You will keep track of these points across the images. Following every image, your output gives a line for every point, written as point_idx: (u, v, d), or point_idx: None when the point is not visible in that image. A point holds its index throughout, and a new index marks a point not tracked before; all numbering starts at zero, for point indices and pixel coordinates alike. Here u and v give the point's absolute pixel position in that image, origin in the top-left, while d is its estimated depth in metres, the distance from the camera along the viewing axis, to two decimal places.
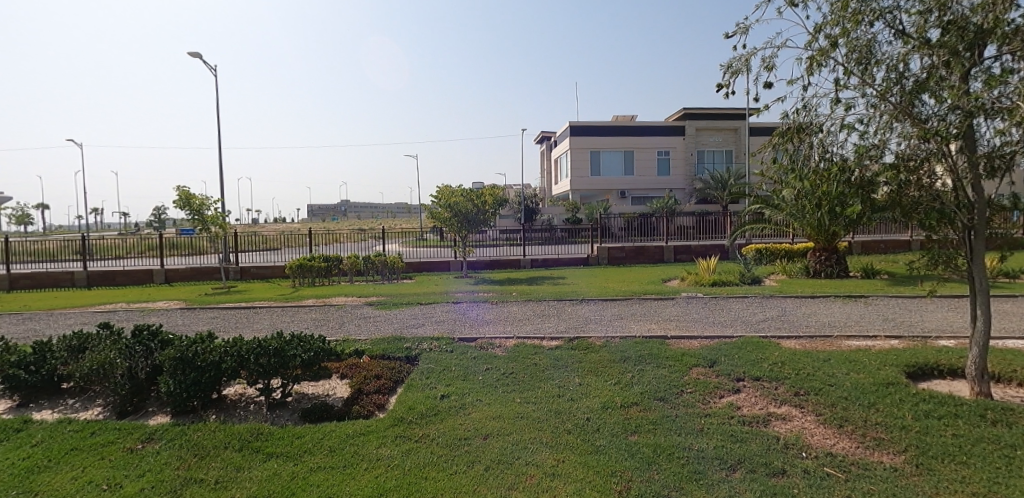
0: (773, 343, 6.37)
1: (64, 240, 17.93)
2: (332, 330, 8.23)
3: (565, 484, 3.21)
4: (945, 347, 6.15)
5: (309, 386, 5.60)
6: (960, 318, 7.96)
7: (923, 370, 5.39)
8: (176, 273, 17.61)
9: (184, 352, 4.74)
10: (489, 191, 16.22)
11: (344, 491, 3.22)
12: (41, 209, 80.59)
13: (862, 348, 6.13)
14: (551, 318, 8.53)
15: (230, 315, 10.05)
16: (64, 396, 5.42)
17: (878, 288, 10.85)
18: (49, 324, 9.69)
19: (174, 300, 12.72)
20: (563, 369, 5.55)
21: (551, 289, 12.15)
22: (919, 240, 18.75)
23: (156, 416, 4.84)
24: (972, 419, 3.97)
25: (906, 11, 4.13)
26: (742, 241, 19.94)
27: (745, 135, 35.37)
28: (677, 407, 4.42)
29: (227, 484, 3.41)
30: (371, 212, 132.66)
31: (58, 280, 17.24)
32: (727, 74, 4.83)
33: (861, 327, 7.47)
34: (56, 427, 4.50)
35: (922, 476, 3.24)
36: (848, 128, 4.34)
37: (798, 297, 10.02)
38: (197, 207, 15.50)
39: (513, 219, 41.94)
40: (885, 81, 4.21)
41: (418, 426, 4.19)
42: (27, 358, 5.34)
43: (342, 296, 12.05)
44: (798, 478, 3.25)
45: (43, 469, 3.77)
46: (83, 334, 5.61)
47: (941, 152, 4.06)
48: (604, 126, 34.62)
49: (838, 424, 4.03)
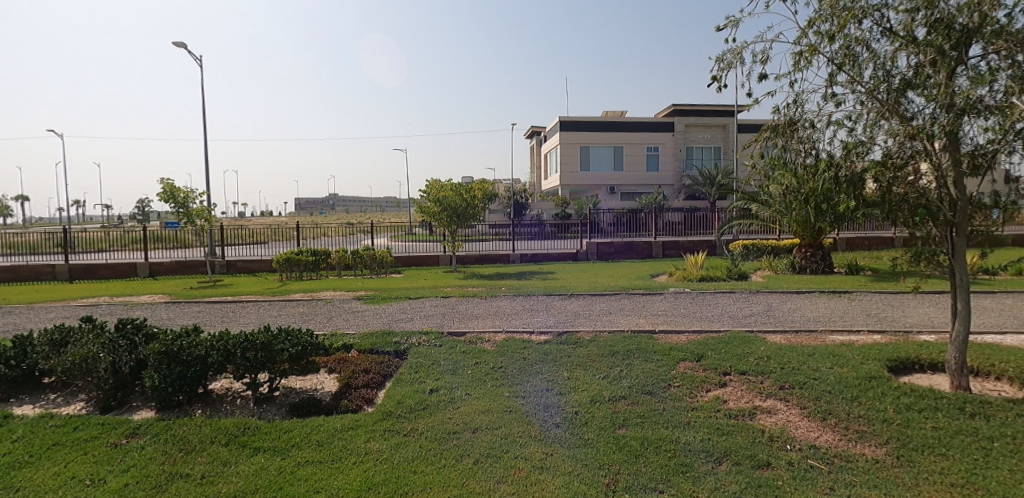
0: (760, 338, 6.45)
1: (45, 233, 17.57)
2: (320, 324, 8.20)
3: (554, 477, 3.24)
4: (926, 341, 6.28)
5: (297, 380, 5.56)
6: (941, 314, 8.13)
7: (904, 365, 5.50)
8: (161, 266, 17.40)
9: (169, 346, 4.67)
10: (478, 185, 16.06)
11: (332, 486, 3.22)
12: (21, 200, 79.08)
13: (846, 343, 6.23)
14: (541, 312, 8.56)
15: (218, 309, 9.95)
16: (46, 390, 5.33)
17: (862, 284, 11.07)
18: (30, 318, 9.50)
19: (159, 293, 12.51)
20: (551, 363, 5.56)
21: (541, 284, 12.18)
22: (901, 236, 19.10)
23: (141, 410, 4.78)
24: (951, 412, 4.07)
25: (894, 9, 4.17)
26: (730, 237, 20.09)
27: (733, 132, 35.69)
28: (664, 400, 4.47)
29: (214, 478, 3.39)
30: (360, 206, 131.60)
31: (38, 273, 16.84)
32: (720, 67, 4.86)
33: (845, 322, 7.62)
34: (37, 422, 4.42)
35: (902, 468, 3.32)
36: (837, 124, 4.40)
37: (784, 293, 10.18)
38: (182, 200, 15.27)
39: (502, 215, 41.91)
40: (874, 78, 4.24)
41: (406, 420, 4.19)
42: (7, 352, 5.23)
43: (331, 290, 11.99)
44: (782, 471, 3.30)
45: (25, 464, 3.70)
46: (66, 328, 5.50)
47: (926, 150, 4.15)
48: (593, 121, 34.75)
49: (822, 417, 4.10)
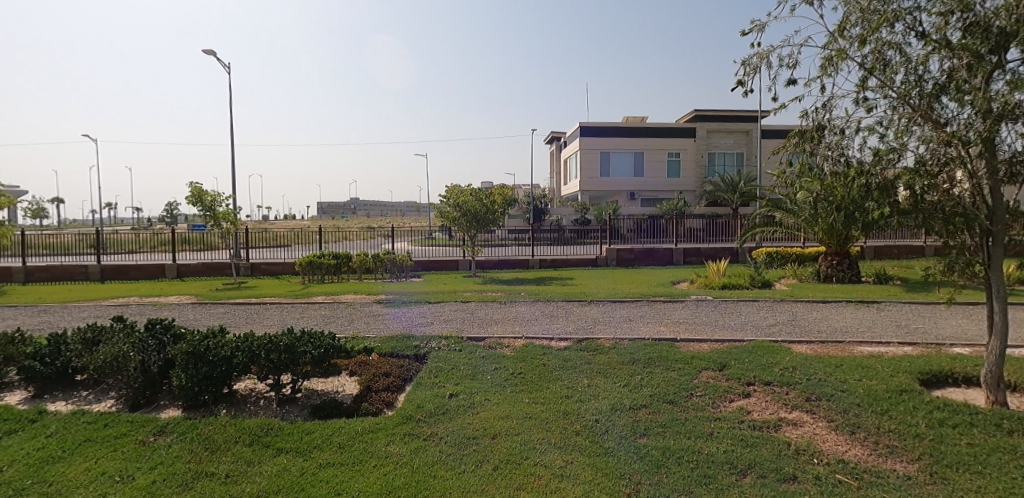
0: (784, 348, 6.31)
1: (79, 234, 18.20)
2: (342, 327, 8.30)
3: (575, 486, 3.21)
4: (960, 355, 6.07)
5: (319, 382, 5.63)
6: (976, 326, 7.85)
7: (936, 378, 5.31)
8: (189, 268, 17.86)
9: (196, 346, 4.79)
10: (497, 190, 16.13)
11: (353, 488, 3.25)
12: (58, 203, 82.43)
13: (875, 355, 6.06)
14: (560, 318, 8.51)
15: (242, 310, 10.15)
16: (78, 387, 5.50)
17: (892, 294, 10.75)
18: (64, 316, 9.83)
19: (186, 294, 12.83)
20: (571, 370, 5.53)
21: (561, 290, 12.11)
22: (932, 245, 18.55)
23: (168, 409, 4.90)
24: (987, 428, 3.91)
25: (927, 12, 4.06)
26: (753, 244, 19.74)
27: (756, 138, 35.16)
28: (687, 410, 4.40)
29: (237, 478, 3.44)
30: (380, 210, 133.44)
31: (71, 273, 17.44)
32: (745, 71, 4.80)
33: (874, 332, 7.40)
34: (70, 418, 4.56)
35: (936, 485, 3.20)
36: (867, 130, 4.30)
37: (811, 302, 9.94)
38: (209, 204, 15.69)
39: (522, 220, 41.97)
40: (905, 83, 4.14)
41: (426, 424, 4.21)
42: (43, 350, 5.43)
43: (351, 293, 12.11)
44: (809, 485, 3.22)
45: (58, 459, 3.83)
46: (98, 327, 5.69)
47: (961, 157, 4.02)
48: (613, 127, 34.58)
49: (850, 431, 3.99)
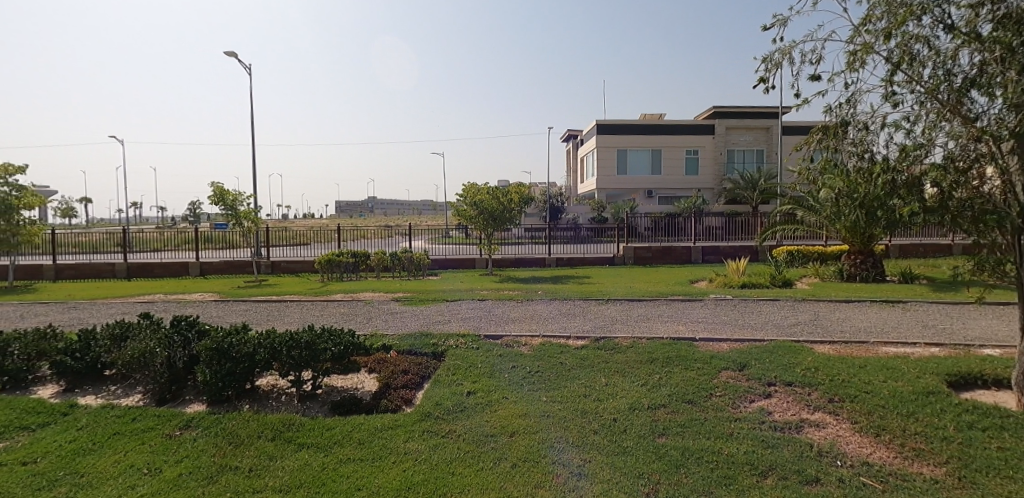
0: (807, 348, 6.20)
1: (106, 233, 18.71)
2: (360, 325, 8.40)
3: (593, 485, 3.20)
4: (990, 356, 5.89)
5: (339, 379, 5.71)
6: (1007, 326, 7.61)
7: (965, 380, 5.17)
8: (211, 266, 18.22)
9: (220, 343, 4.90)
10: (514, 189, 16.13)
11: (373, 483, 3.29)
12: (86, 202, 84.89)
13: (901, 356, 5.92)
14: (577, 317, 8.48)
15: (263, 308, 10.33)
16: (107, 382, 5.67)
17: (919, 294, 10.48)
18: (93, 313, 10.12)
19: (208, 292, 13.10)
20: (589, 369, 5.51)
21: (578, 289, 12.06)
22: (960, 244, 18.04)
23: (193, 404, 5.02)
24: (1020, 432, 3.79)
25: (956, 4, 3.96)
26: (774, 242, 19.40)
27: (776, 134, 34.56)
28: (707, 410, 4.35)
29: (261, 472, 3.51)
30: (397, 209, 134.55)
31: (99, 271, 17.94)
32: (766, 68, 4.73)
33: (900, 333, 7.23)
34: (100, 412, 4.71)
35: (965, 490, 3.12)
36: (893, 126, 4.20)
37: (834, 301, 9.74)
38: (231, 203, 16.01)
39: (538, 218, 41.88)
40: (933, 77, 4.03)
41: (444, 421, 4.24)
42: (74, 345, 5.61)
43: (369, 291, 12.23)
44: (832, 487, 3.16)
45: (89, 451, 3.95)
46: (126, 323, 5.85)
47: (992, 152, 3.91)
48: (630, 125, 34.29)
49: (875, 433, 3.90)
